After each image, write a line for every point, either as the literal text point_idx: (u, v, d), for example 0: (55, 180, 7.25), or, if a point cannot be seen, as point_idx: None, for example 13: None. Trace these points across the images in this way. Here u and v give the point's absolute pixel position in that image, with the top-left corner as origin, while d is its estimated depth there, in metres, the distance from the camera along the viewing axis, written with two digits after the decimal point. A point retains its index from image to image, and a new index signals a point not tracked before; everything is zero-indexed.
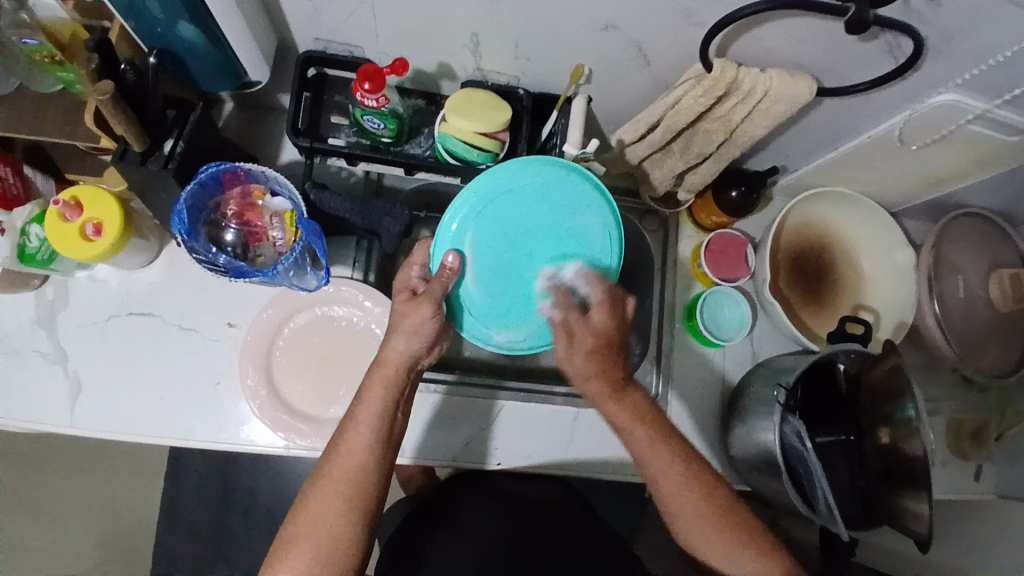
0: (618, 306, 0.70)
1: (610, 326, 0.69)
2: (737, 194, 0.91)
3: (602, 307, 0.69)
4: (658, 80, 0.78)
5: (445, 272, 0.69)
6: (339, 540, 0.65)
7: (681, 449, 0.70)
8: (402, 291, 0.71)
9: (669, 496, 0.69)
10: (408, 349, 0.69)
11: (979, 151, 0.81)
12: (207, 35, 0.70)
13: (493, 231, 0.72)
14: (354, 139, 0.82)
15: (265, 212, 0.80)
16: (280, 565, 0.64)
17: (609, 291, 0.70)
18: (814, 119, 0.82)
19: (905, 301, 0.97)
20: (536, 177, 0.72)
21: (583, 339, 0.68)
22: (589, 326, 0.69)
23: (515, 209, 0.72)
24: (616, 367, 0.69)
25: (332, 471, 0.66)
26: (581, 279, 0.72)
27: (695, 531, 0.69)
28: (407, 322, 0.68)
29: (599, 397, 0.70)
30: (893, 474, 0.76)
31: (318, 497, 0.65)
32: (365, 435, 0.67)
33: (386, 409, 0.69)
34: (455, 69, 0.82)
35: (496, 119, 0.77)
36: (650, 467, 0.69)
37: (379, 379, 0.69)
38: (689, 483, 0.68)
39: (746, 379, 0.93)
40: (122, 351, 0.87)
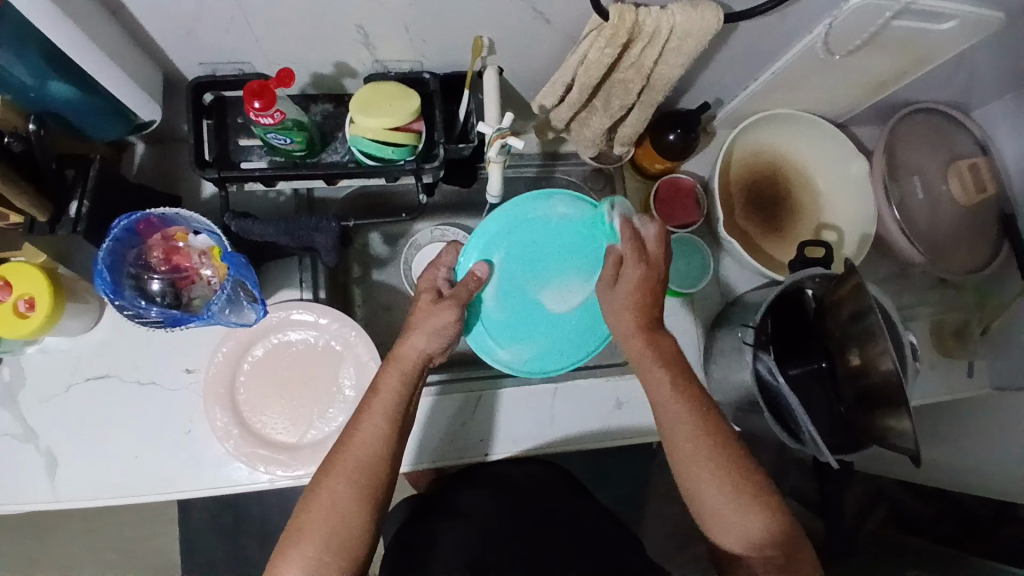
0: (668, 242, 0.73)
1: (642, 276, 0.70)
2: (674, 137, 0.88)
3: (635, 248, 0.71)
4: (564, 36, 0.74)
5: (472, 279, 0.74)
6: (348, 532, 0.63)
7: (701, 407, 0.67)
8: (426, 292, 0.73)
9: (678, 442, 0.66)
10: (423, 346, 0.70)
11: (912, 46, 0.77)
12: (83, 87, 0.68)
13: (512, 250, 0.78)
14: (268, 158, 0.79)
15: (191, 252, 0.77)
16: (290, 555, 0.62)
17: (663, 231, 0.73)
18: (735, 45, 0.78)
19: (864, 213, 0.94)
20: (563, 210, 0.80)
21: (631, 274, 0.70)
22: (632, 271, 0.71)
23: (535, 237, 0.79)
24: (654, 310, 0.71)
25: (343, 462, 0.65)
26: (626, 220, 0.74)
27: (709, 484, 0.64)
28: (429, 322, 0.70)
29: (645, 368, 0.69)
30: (869, 398, 0.74)
31: (332, 485, 0.64)
32: (377, 430, 0.67)
33: (398, 403, 0.68)
34: (355, 66, 0.78)
35: (404, 109, 0.73)
36: (664, 417, 0.67)
37: (394, 373, 0.69)
38: (702, 431, 0.66)
39: (717, 323, 0.92)
40: (89, 418, 0.86)
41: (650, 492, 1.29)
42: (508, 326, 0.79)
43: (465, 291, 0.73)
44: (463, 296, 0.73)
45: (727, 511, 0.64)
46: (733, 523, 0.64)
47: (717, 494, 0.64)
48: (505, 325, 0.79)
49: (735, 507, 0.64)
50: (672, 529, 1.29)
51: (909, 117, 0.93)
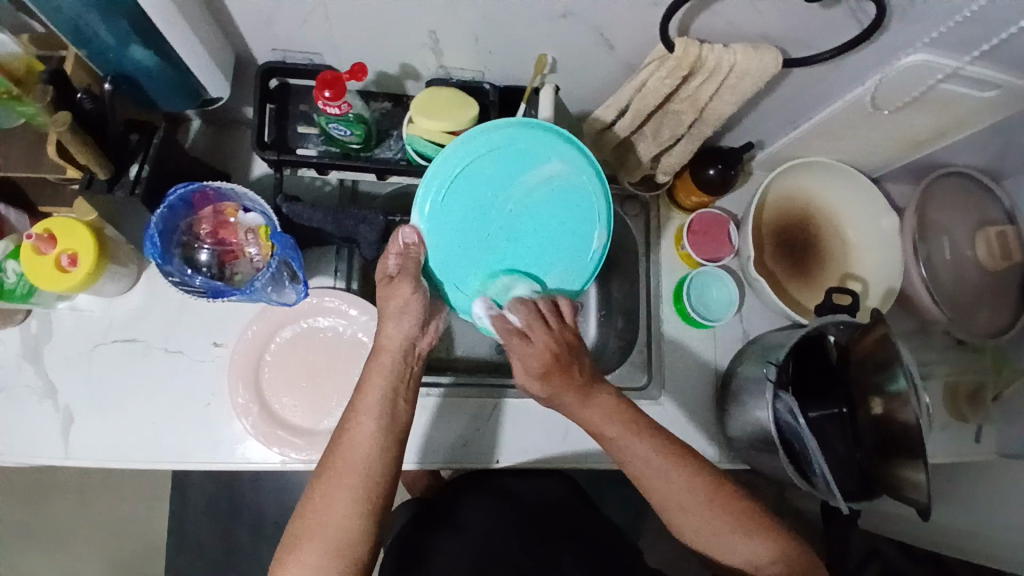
0: (551, 321, 0.64)
1: (552, 342, 0.63)
2: (714, 172, 0.91)
3: (537, 327, 0.63)
4: (624, 63, 0.77)
5: (411, 250, 0.68)
6: (347, 534, 0.63)
7: (654, 438, 0.66)
8: (381, 278, 0.69)
9: (652, 487, 0.66)
10: (400, 332, 0.68)
11: (955, 111, 0.81)
12: (160, 57, 0.69)
13: (457, 206, 0.69)
14: (324, 147, 0.81)
15: (239, 229, 0.79)
16: (288, 559, 0.62)
17: (531, 309, 0.64)
18: (785, 90, 0.81)
19: (890, 267, 0.96)
20: (499, 139, 0.69)
21: (534, 365, 0.62)
22: (533, 344, 0.62)
23: (479, 180, 0.69)
24: (575, 374, 0.64)
25: (336, 462, 0.65)
26: (509, 307, 0.65)
27: (700, 516, 0.66)
28: (392, 306, 0.68)
29: (569, 403, 0.66)
30: (889, 443, 0.76)
31: (324, 487, 0.64)
32: (367, 426, 0.66)
33: (386, 398, 0.67)
34: (418, 69, 0.81)
35: (461, 116, 0.75)
36: (625, 457, 0.67)
37: (377, 367, 0.69)
38: (677, 472, 0.66)
39: (737, 359, 0.93)
40: (111, 379, 0.87)
41: (645, 524, 1.28)
42: (486, 283, 0.70)
43: (414, 265, 0.68)
44: (414, 271, 0.67)
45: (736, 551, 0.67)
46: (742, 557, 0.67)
47: (704, 519, 0.66)
48: (481, 283, 0.69)
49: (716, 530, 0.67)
50: (663, 565, 1.27)
51: (941, 179, 0.96)
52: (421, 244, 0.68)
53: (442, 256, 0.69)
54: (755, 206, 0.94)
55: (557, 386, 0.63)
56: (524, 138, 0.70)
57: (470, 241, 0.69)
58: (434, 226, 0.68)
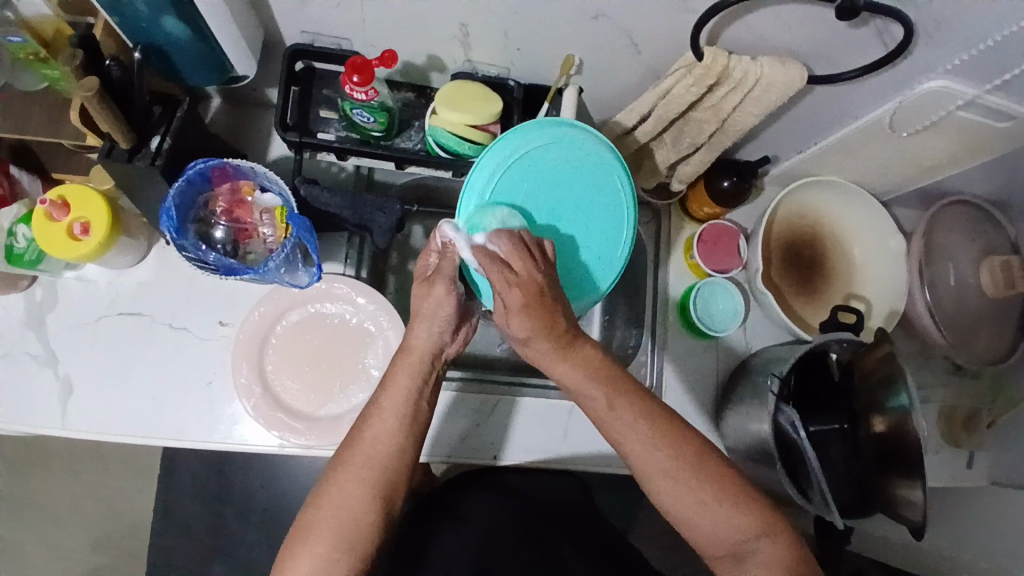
0: (528, 255, 0.65)
1: (531, 277, 0.64)
2: (729, 183, 0.93)
3: (519, 256, 0.65)
4: (650, 69, 0.78)
5: (450, 250, 0.69)
6: (361, 529, 0.63)
7: (643, 406, 0.64)
8: (420, 276, 0.69)
9: (634, 457, 0.64)
10: (431, 335, 0.68)
11: (970, 139, 0.82)
12: (193, 31, 0.69)
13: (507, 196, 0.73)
14: (344, 133, 0.82)
15: (254, 208, 0.79)
16: (297, 554, 0.61)
17: (515, 243, 0.66)
18: (805, 106, 0.82)
19: (894, 289, 0.98)
20: (557, 141, 0.75)
21: (512, 295, 0.63)
22: (513, 277, 0.63)
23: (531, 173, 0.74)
24: (557, 319, 0.64)
25: (355, 457, 0.65)
26: (489, 238, 0.68)
27: (666, 484, 0.63)
28: (429, 304, 0.68)
29: (544, 355, 0.65)
30: (887, 460, 0.76)
31: (341, 483, 0.63)
32: (390, 422, 0.66)
33: (411, 396, 0.67)
34: (445, 61, 0.82)
35: (486, 110, 0.76)
36: (609, 421, 0.65)
37: (405, 367, 0.68)
38: (658, 439, 0.63)
39: (739, 371, 0.94)
40: (113, 352, 0.86)
41: (634, 532, 1.28)
42: None
43: (451, 263, 0.68)
44: (451, 271, 0.68)
45: (710, 523, 0.63)
46: (690, 509, 0.63)
47: (676, 496, 0.63)
48: None
49: (695, 496, 0.63)
50: None
51: (950, 205, 0.97)
52: (459, 247, 0.69)
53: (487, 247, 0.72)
54: (766, 220, 0.95)
55: (532, 328, 0.63)
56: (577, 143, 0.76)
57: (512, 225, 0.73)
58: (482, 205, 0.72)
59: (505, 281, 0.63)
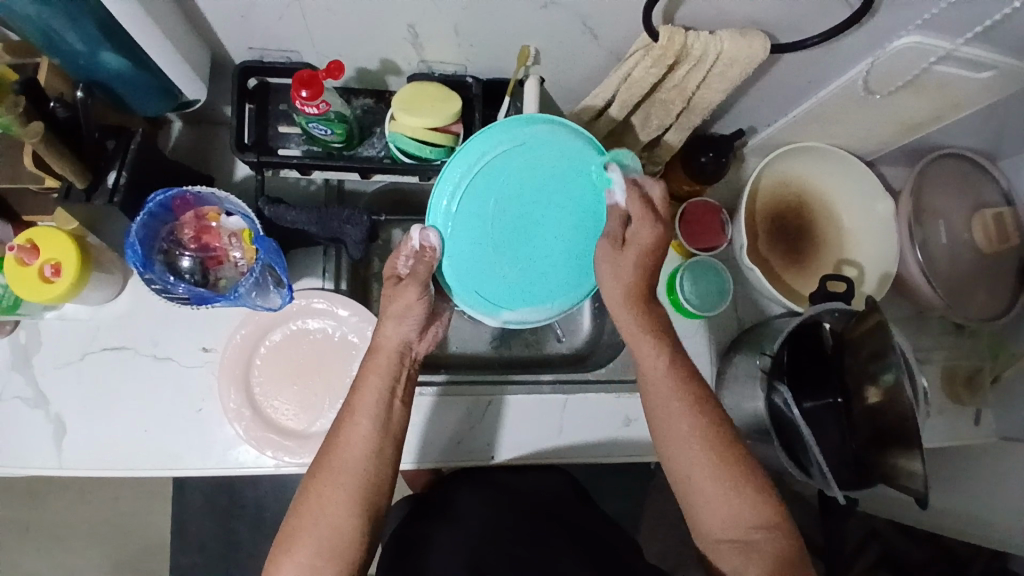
0: (656, 209, 0.72)
1: (659, 232, 0.71)
2: (706, 159, 0.89)
3: (644, 213, 0.71)
4: (610, 53, 0.75)
5: (426, 252, 0.70)
6: (342, 534, 0.64)
7: (710, 413, 0.67)
8: (390, 277, 0.73)
9: (676, 456, 0.67)
10: (398, 333, 0.71)
11: (949, 93, 0.79)
12: (134, 62, 0.68)
13: (479, 206, 0.70)
14: (305, 147, 0.80)
15: (222, 233, 0.78)
16: (282, 562, 0.63)
17: (652, 205, 0.72)
18: (776, 75, 0.79)
19: (886, 251, 0.95)
20: (527, 137, 0.70)
21: (626, 259, 0.71)
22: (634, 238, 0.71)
23: (501, 177, 0.70)
24: (650, 314, 0.71)
25: (330, 463, 0.66)
26: (612, 194, 0.73)
27: (691, 459, 0.66)
28: (394, 307, 0.71)
29: (638, 350, 0.70)
30: (885, 435, 0.74)
31: (318, 489, 0.65)
32: (363, 425, 0.67)
33: (382, 397, 0.68)
34: (399, 64, 0.80)
35: (445, 111, 0.74)
36: (662, 418, 0.68)
37: (374, 367, 0.70)
38: (704, 438, 0.66)
39: (732, 349, 0.92)
40: (101, 388, 0.86)
41: (644, 512, 1.28)
42: (507, 288, 0.73)
43: (425, 267, 0.70)
44: (423, 276, 0.70)
45: (725, 513, 0.64)
46: (713, 500, 0.65)
47: (708, 486, 0.65)
48: (503, 288, 0.73)
49: (722, 486, 0.64)
50: (663, 553, 1.28)
51: (937, 160, 0.94)
52: (434, 248, 0.70)
53: (462, 263, 0.71)
54: (748, 193, 0.93)
55: (637, 323, 0.71)
56: (550, 142, 0.71)
57: (488, 234, 0.71)
58: (454, 220, 0.70)
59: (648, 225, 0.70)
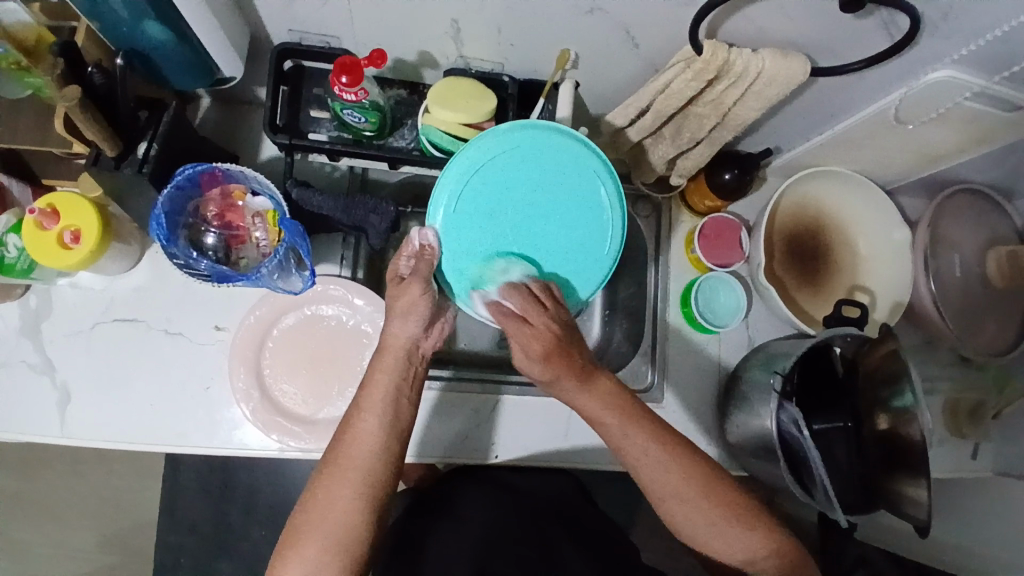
0: (540, 307, 0.66)
1: (547, 327, 0.64)
2: (730, 176, 0.90)
3: (533, 310, 0.65)
4: (648, 63, 0.76)
5: (426, 251, 0.71)
6: (348, 531, 0.63)
7: (656, 434, 0.67)
8: (391, 278, 0.70)
9: (654, 492, 0.67)
10: (404, 333, 0.69)
11: (977, 129, 0.80)
12: (176, 35, 0.68)
13: (478, 206, 0.71)
14: (336, 133, 0.80)
15: (247, 212, 0.77)
16: (288, 557, 0.62)
17: (533, 292, 0.67)
18: (808, 97, 0.80)
19: (899, 280, 0.96)
20: (524, 139, 0.72)
21: (532, 346, 0.64)
22: (533, 330, 0.64)
23: (500, 178, 0.72)
24: (576, 358, 0.65)
25: (339, 459, 0.65)
26: (500, 293, 0.68)
27: (682, 508, 0.67)
28: (398, 305, 0.69)
29: (566, 391, 0.67)
30: (891, 461, 0.75)
31: (325, 486, 0.64)
32: (370, 423, 0.67)
33: (391, 397, 0.68)
34: (437, 57, 0.80)
35: (480, 108, 0.75)
36: (632, 460, 0.67)
37: (384, 365, 0.69)
38: (671, 466, 0.66)
39: (742, 366, 0.93)
40: (109, 359, 0.86)
41: (637, 523, 1.28)
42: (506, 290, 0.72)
43: (426, 267, 0.70)
44: (426, 272, 0.69)
45: (727, 548, 0.68)
46: (724, 549, 0.68)
47: (694, 523, 0.67)
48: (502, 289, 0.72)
49: (707, 517, 0.67)
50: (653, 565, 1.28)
51: (956, 194, 0.95)
52: (432, 246, 0.71)
53: (459, 263, 0.71)
54: (769, 213, 0.93)
55: (555, 372, 0.65)
56: (548, 145, 0.73)
57: (486, 235, 0.71)
58: (452, 219, 0.71)
59: (543, 325, 0.64)
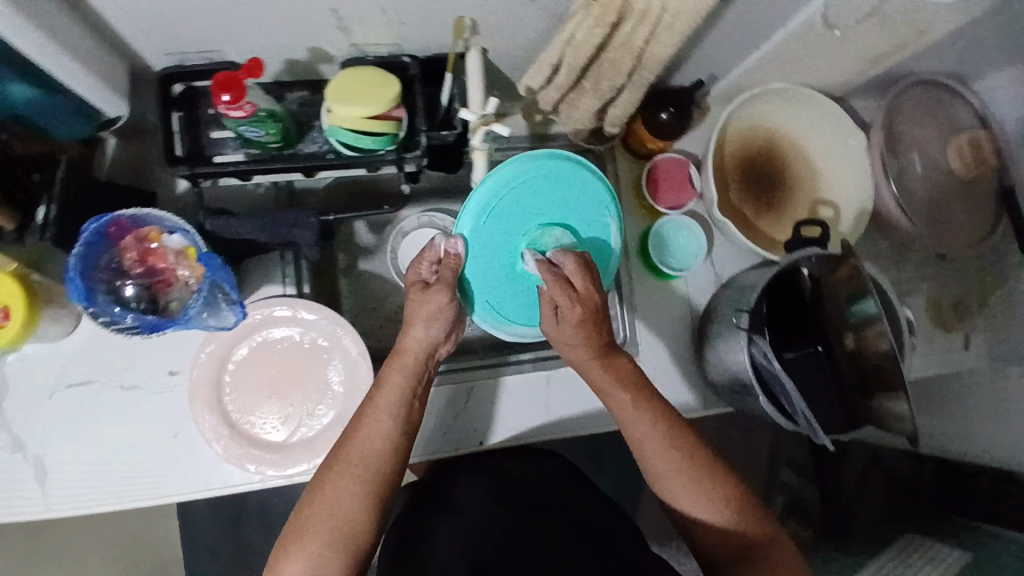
0: (592, 273, 0.68)
1: (584, 303, 0.67)
2: (667, 116, 0.86)
3: (576, 279, 0.67)
4: (552, 14, 0.70)
5: (450, 259, 0.70)
6: (354, 525, 0.64)
7: (663, 411, 0.69)
8: (414, 283, 0.71)
9: (651, 461, 0.68)
10: (425, 337, 0.71)
11: (916, 18, 0.74)
12: (42, 89, 0.67)
13: (504, 223, 0.69)
14: (242, 150, 0.75)
15: (166, 254, 0.73)
16: (292, 549, 0.62)
17: (581, 264, 0.67)
18: (733, 17, 0.75)
19: (860, 187, 0.93)
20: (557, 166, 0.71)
21: (571, 311, 0.67)
22: (578, 295, 0.67)
23: (528, 199, 0.70)
24: (603, 334, 0.69)
25: (350, 455, 0.67)
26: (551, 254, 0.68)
27: (682, 485, 0.67)
28: (424, 310, 0.70)
29: (583, 362, 0.71)
30: (870, 379, 0.73)
31: (336, 482, 0.65)
32: (384, 421, 0.69)
33: (402, 397, 0.71)
34: (329, 50, 0.74)
35: (382, 95, 0.69)
36: (624, 417, 0.69)
37: (398, 366, 0.72)
38: (673, 442, 0.67)
39: (711, 306, 0.91)
40: (74, 424, 0.84)
41: None
42: (517, 306, 0.73)
43: (451, 273, 0.69)
44: (450, 279, 0.69)
45: (717, 528, 0.66)
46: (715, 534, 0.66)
47: (691, 497, 0.67)
48: (514, 305, 0.73)
49: (704, 495, 0.66)
50: None
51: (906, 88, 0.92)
52: (458, 254, 0.70)
53: (479, 274, 0.71)
54: (714, 144, 0.91)
55: (584, 337, 0.68)
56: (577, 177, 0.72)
57: (509, 252, 0.70)
58: (478, 232, 0.69)
59: (572, 299, 0.66)
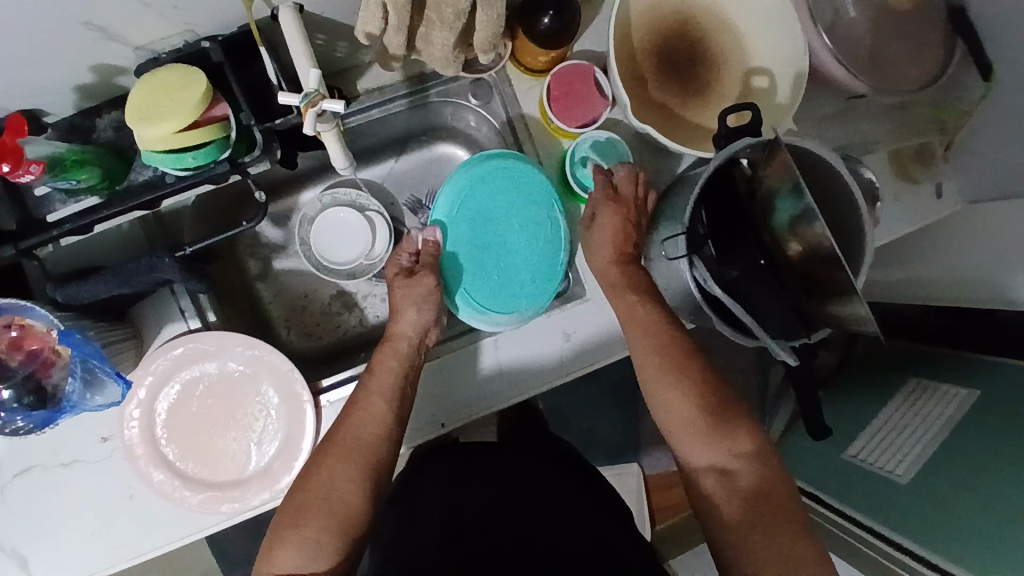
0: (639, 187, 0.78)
1: (626, 208, 0.76)
2: (550, 20, 0.72)
3: (623, 191, 0.77)
4: None
5: (429, 246, 0.80)
6: (348, 509, 0.65)
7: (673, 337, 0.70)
8: (397, 273, 0.79)
9: (658, 394, 0.68)
10: (416, 321, 0.77)
11: None
12: None
13: (469, 216, 0.81)
14: (74, 202, 0.65)
15: (35, 336, 0.67)
16: (288, 532, 0.63)
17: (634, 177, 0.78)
18: None
19: (791, 44, 0.78)
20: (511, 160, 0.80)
21: (614, 212, 0.76)
22: (619, 198, 0.77)
23: (487, 194, 0.81)
24: (630, 240, 0.76)
25: (346, 437, 0.69)
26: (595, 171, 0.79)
27: (681, 414, 0.66)
28: (416, 293, 0.77)
29: (611, 268, 0.76)
30: (817, 282, 0.65)
31: (332, 464, 0.67)
32: (379, 406, 0.71)
33: (396, 382, 0.73)
34: (121, 62, 0.63)
35: (188, 101, 0.58)
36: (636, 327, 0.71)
37: (391, 352, 0.75)
38: (670, 362, 0.68)
39: (651, 225, 0.80)
40: (29, 512, 0.79)
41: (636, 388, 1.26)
42: (490, 293, 0.80)
43: (432, 258, 0.79)
44: (431, 262, 0.79)
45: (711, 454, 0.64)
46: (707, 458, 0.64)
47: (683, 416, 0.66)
48: (486, 291, 0.80)
49: (701, 421, 0.65)
50: None
51: None
52: (438, 240, 0.80)
53: (453, 263, 0.81)
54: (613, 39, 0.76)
55: (613, 240, 0.76)
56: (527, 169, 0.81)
57: (476, 243, 0.81)
58: (450, 223, 0.81)
59: (612, 197, 0.76)
